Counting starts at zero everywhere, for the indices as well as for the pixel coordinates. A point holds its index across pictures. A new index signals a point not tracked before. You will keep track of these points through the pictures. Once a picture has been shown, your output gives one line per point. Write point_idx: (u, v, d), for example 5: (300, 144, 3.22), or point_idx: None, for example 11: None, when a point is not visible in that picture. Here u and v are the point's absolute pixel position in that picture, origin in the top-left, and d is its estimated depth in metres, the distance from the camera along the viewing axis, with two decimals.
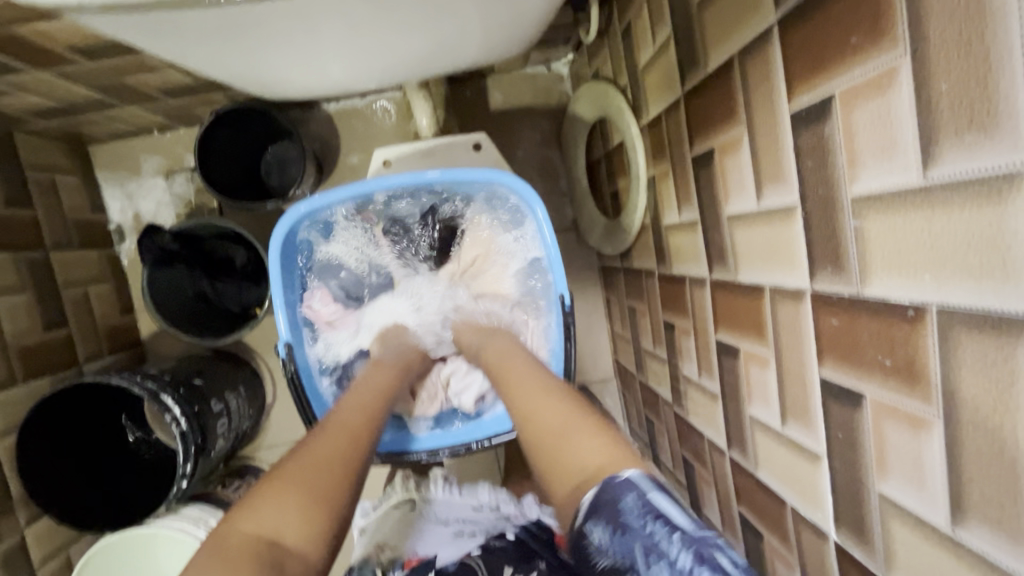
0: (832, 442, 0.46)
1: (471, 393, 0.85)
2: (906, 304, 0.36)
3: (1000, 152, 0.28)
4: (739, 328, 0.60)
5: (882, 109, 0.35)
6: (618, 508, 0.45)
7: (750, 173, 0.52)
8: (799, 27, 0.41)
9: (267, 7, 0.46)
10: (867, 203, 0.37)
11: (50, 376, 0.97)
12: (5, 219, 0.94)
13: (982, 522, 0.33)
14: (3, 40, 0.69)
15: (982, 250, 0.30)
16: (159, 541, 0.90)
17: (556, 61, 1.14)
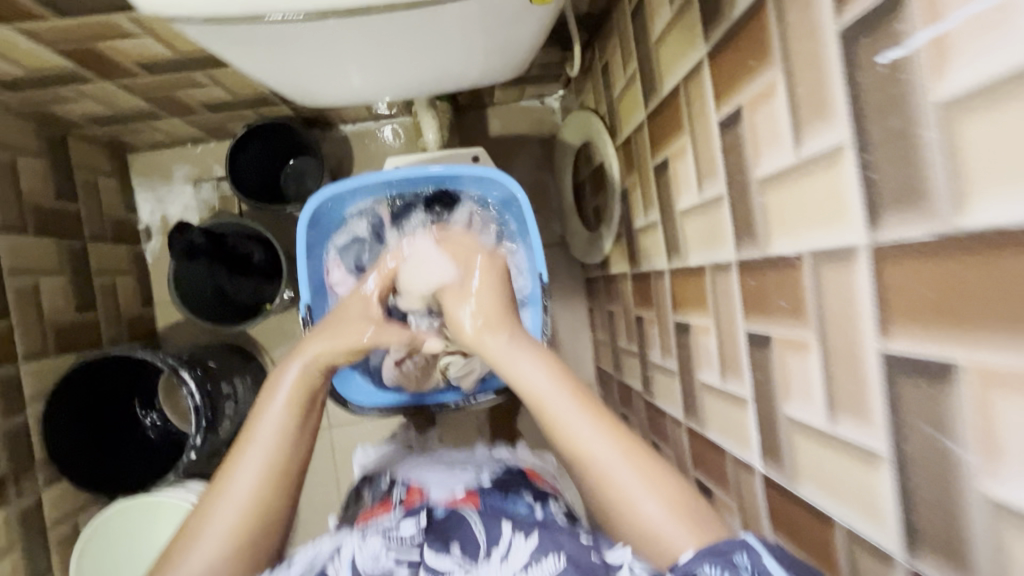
0: (754, 384, 0.56)
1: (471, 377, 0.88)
2: (793, 254, 0.47)
3: (833, 130, 0.40)
4: (691, 305, 0.71)
5: (772, 110, 0.47)
6: (733, 561, 0.41)
7: (695, 172, 0.64)
8: (721, 55, 0.54)
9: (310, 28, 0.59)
10: (766, 182, 0.50)
11: (76, 353, 1.05)
12: (53, 210, 1.05)
13: (845, 414, 0.43)
14: (82, 52, 0.82)
15: (831, 203, 0.41)
16: (167, 513, 0.95)
17: (549, 96, 1.30)
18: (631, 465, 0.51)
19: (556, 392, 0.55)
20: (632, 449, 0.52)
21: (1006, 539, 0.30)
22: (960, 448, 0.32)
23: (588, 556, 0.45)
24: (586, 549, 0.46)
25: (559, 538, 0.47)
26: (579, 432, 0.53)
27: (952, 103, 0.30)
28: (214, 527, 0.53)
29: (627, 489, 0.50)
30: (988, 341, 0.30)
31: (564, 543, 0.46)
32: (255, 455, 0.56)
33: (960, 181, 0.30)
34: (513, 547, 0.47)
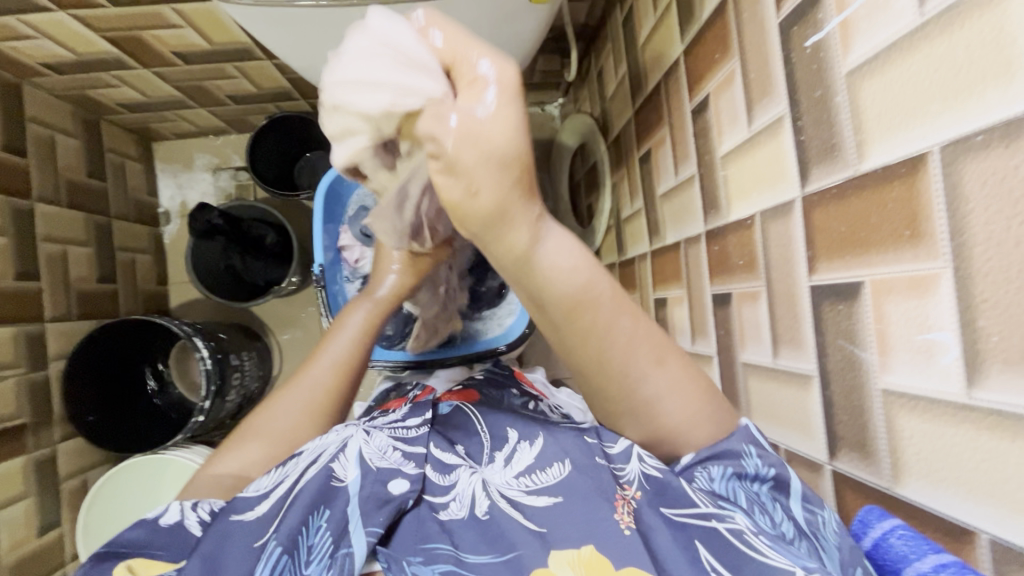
0: (718, 340, 0.63)
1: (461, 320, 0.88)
2: (747, 216, 0.54)
3: (776, 104, 0.47)
4: (669, 280, 0.78)
5: (730, 93, 0.55)
6: (739, 463, 0.43)
7: (672, 158, 0.73)
8: (693, 52, 0.63)
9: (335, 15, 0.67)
10: (728, 156, 0.57)
11: (95, 320, 1.12)
12: (84, 186, 1.13)
13: (786, 349, 0.49)
14: (127, 39, 0.92)
15: (774, 167, 0.49)
16: (174, 472, 1.00)
17: (549, 104, 1.39)
18: (663, 370, 0.44)
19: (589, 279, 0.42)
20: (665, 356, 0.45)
21: (898, 420, 0.37)
22: (864, 353, 0.39)
23: (594, 458, 0.48)
24: (589, 452, 0.49)
25: (565, 441, 0.50)
26: (617, 350, 0.43)
27: (855, 72, 0.38)
28: (284, 412, 0.57)
29: (659, 399, 0.45)
30: (882, 258, 0.37)
31: (572, 450, 0.49)
32: (335, 348, 0.63)
33: (861, 133, 0.38)
34: (517, 451, 0.52)
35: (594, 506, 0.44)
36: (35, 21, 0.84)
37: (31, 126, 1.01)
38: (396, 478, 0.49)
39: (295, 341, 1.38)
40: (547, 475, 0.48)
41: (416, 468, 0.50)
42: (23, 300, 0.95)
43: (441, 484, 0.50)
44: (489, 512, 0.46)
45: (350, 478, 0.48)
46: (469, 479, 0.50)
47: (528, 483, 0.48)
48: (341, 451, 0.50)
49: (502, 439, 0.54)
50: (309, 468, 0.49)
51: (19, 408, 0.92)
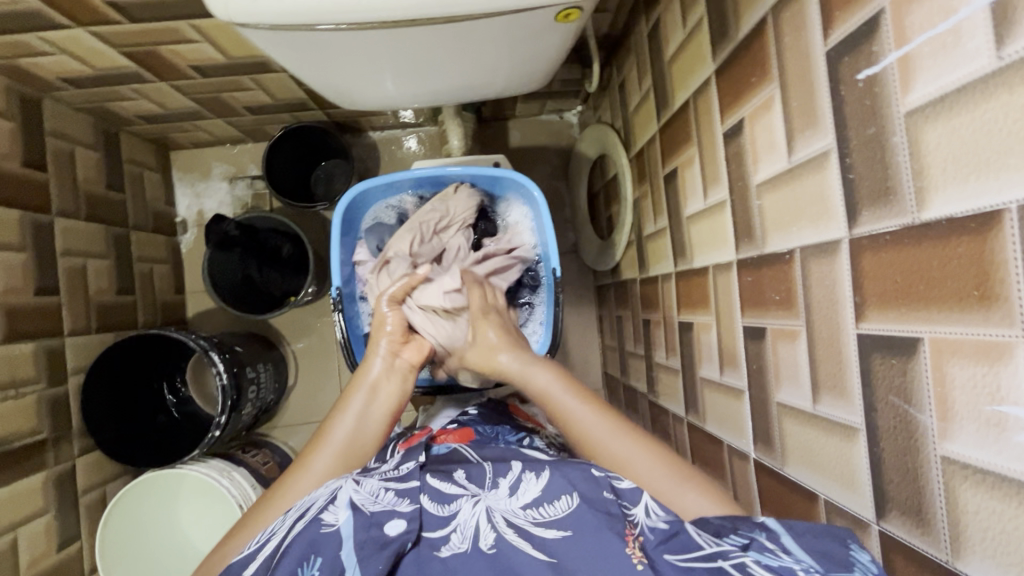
0: (749, 374, 0.60)
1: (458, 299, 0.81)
2: (784, 250, 0.52)
3: (821, 137, 0.44)
4: (695, 305, 0.75)
5: (768, 121, 0.52)
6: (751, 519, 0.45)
7: (700, 180, 0.70)
8: (726, 72, 0.60)
9: (354, 34, 0.65)
10: (764, 186, 0.54)
11: (114, 332, 1.12)
12: (104, 198, 1.13)
13: (828, 394, 0.46)
14: (145, 55, 0.91)
15: (817, 203, 0.46)
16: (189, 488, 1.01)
17: (568, 111, 1.36)
18: (629, 437, 0.57)
19: (551, 385, 0.63)
20: (626, 423, 0.59)
21: (959, 492, 0.34)
22: (922, 415, 0.37)
23: (601, 492, 0.49)
24: (597, 487, 0.50)
25: (571, 474, 0.51)
26: (590, 424, 0.59)
27: (915, 113, 0.35)
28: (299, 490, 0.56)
29: (635, 457, 0.56)
30: (945, 316, 0.34)
31: (578, 484, 0.50)
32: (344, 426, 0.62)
33: (921, 179, 0.35)
34: (522, 481, 0.52)
35: (605, 540, 0.44)
36: (53, 38, 0.83)
37: (51, 141, 1.02)
38: (393, 518, 0.47)
39: (311, 351, 1.38)
40: (555, 509, 0.48)
41: (411, 505, 0.49)
42: (43, 315, 0.96)
43: (441, 516, 0.49)
44: (496, 545, 0.45)
45: (340, 521, 0.46)
46: (471, 510, 0.49)
47: (535, 515, 0.48)
48: (331, 501, 0.49)
49: (505, 468, 0.55)
50: (299, 523, 0.47)
51: (40, 424, 0.92)
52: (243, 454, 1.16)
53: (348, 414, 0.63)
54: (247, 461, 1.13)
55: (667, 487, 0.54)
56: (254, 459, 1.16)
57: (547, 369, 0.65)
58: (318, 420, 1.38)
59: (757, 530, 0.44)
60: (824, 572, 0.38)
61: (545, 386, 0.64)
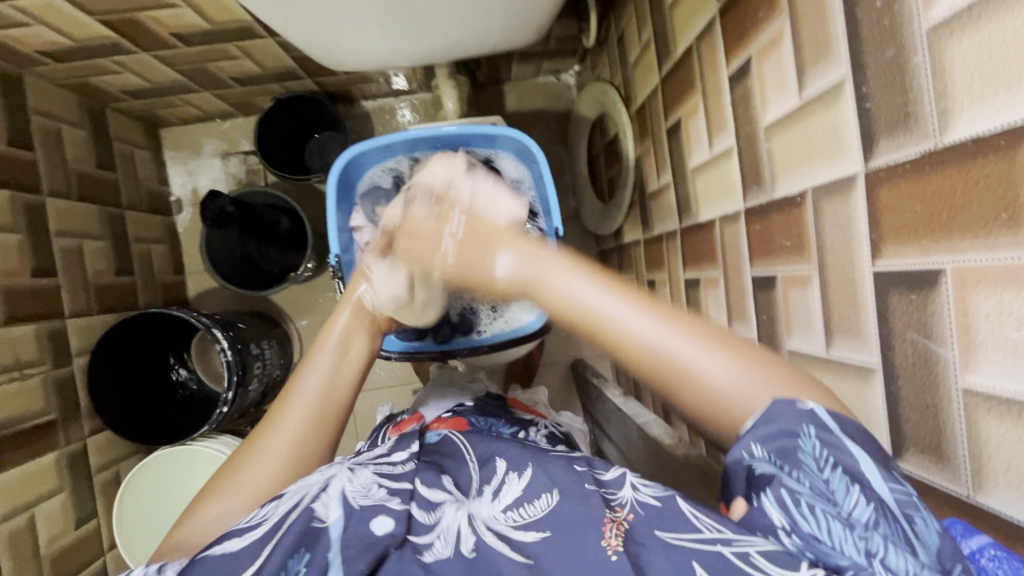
0: (760, 325, 0.59)
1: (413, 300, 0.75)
2: (795, 193, 0.50)
3: (834, 69, 0.42)
4: (701, 261, 0.74)
5: (778, 57, 0.50)
6: (795, 444, 0.37)
7: (705, 129, 0.68)
8: (732, 9, 0.57)
9: None
10: (773, 127, 0.52)
11: (116, 313, 1.12)
12: (95, 177, 1.11)
13: (843, 337, 0.45)
14: (125, 23, 0.88)
15: (832, 140, 0.44)
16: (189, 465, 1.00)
17: (565, 72, 1.32)
18: (690, 335, 0.42)
19: (579, 283, 0.45)
20: (683, 318, 0.43)
21: (982, 426, 0.33)
22: (943, 349, 0.35)
23: (583, 485, 0.48)
24: (579, 479, 0.49)
25: (556, 474, 0.50)
26: (636, 325, 0.42)
27: (939, 29, 0.33)
28: (264, 456, 0.52)
29: (703, 364, 0.41)
30: (969, 242, 0.33)
31: (561, 480, 0.49)
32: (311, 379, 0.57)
33: (945, 100, 0.33)
34: (505, 484, 0.52)
35: (582, 535, 0.43)
36: (26, 7, 0.80)
37: (36, 118, 0.99)
38: (380, 515, 0.46)
39: (315, 327, 1.37)
40: (535, 508, 0.47)
41: (399, 504, 0.48)
42: (41, 297, 0.95)
43: (425, 523, 0.48)
44: (476, 548, 0.44)
45: (331, 518, 0.45)
46: (454, 515, 0.48)
47: (516, 519, 0.47)
48: (323, 490, 0.48)
49: (490, 474, 0.54)
50: (290, 509, 0.45)
51: (47, 405, 0.92)
52: None
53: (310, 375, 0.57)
54: None
55: (737, 388, 0.40)
56: None
57: (590, 280, 0.45)
58: None
59: (802, 460, 0.36)
60: (877, 516, 0.33)
61: (585, 297, 0.44)
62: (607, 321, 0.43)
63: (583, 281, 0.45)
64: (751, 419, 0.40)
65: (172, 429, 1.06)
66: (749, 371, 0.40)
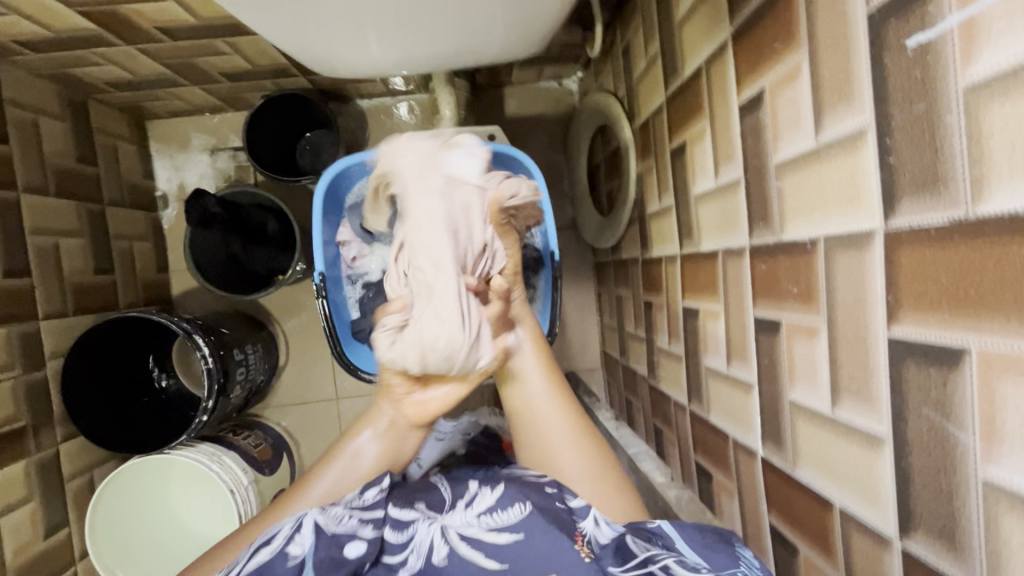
0: (760, 368, 0.56)
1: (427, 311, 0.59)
2: (806, 239, 0.47)
3: (856, 115, 0.39)
4: (701, 291, 0.71)
5: (793, 93, 0.47)
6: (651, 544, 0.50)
7: (711, 157, 0.65)
8: (746, 37, 0.54)
9: None
10: (784, 167, 0.49)
11: (94, 314, 1.08)
12: (74, 172, 1.07)
13: (850, 398, 0.43)
14: (107, 16, 0.83)
15: (849, 190, 0.41)
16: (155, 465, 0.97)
17: (567, 78, 1.28)
18: (570, 436, 0.64)
19: (540, 385, 0.66)
20: (569, 404, 0.66)
21: (1001, 521, 0.31)
22: (963, 434, 0.33)
23: (553, 503, 0.56)
24: (547, 497, 0.57)
25: (526, 491, 0.57)
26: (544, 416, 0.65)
27: (979, 89, 0.30)
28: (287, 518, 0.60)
29: (559, 445, 0.64)
30: (1000, 324, 0.30)
31: (531, 494, 0.56)
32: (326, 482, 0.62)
33: (981, 166, 0.31)
34: (478, 496, 0.58)
35: (553, 538, 0.51)
36: None
37: (12, 110, 0.94)
38: (353, 541, 0.51)
39: (301, 330, 1.33)
40: (507, 516, 0.54)
41: (373, 530, 0.52)
42: (14, 298, 0.91)
43: (400, 541, 0.53)
44: (450, 556, 0.52)
45: (304, 549, 0.49)
46: (428, 528, 0.54)
47: (489, 522, 0.55)
48: (296, 530, 0.50)
49: (462, 491, 0.60)
50: (263, 551, 0.49)
51: (17, 411, 0.89)
52: (234, 437, 1.13)
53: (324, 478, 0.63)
54: (239, 445, 1.11)
55: (575, 482, 0.62)
56: (245, 441, 1.13)
57: (545, 379, 0.66)
58: (310, 400, 1.34)
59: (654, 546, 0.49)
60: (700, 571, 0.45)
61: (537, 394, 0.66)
62: (533, 403, 0.66)
63: (540, 373, 0.67)
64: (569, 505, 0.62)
65: (149, 438, 1.03)
66: (592, 474, 0.62)
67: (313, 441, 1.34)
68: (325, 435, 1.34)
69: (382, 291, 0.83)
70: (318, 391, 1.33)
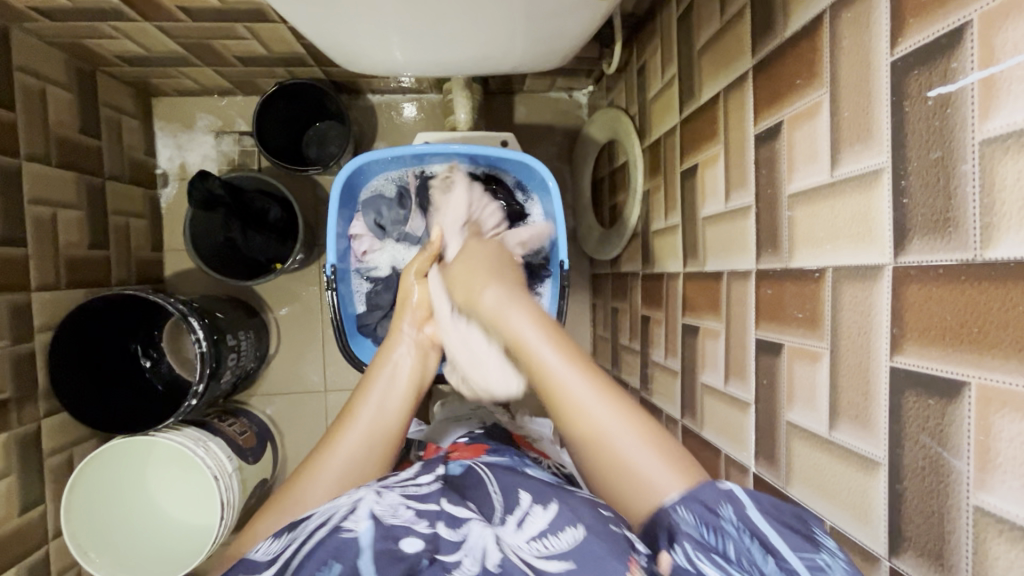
0: (758, 389, 0.59)
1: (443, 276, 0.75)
2: (814, 267, 0.49)
3: (873, 155, 0.42)
4: (703, 309, 0.73)
5: (812, 128, 0.49)
6: (716, 510, 0.44)
7: (722, 181, 0.67)
8: (767, 71, 0.57)
9: None
10: (797, 197, 0.52)
11: (86, 289, 1.06)
12: (77, 144, 1.05)
13: (847, 422, 0.45)
14: None
15: (861, 226, 0.43)
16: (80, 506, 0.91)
17: (578, 90, 1.30)
18: (589, 384, 0.55)
19: (542, 342, 0.58)
20: (575, 359, 0.57)
21: (989, 545, 0.34)
22: (957, 461, 0.36)
23: (607, 525, 0.46)
24: (602, 514, 0.48)
25: (580, 510, 0.49)
26: (550, 360, 0.57)
27: (994, 143, 0.33)
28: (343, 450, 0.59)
29: (611, 430, 0.53)
30: (999, 362, 0.33)
31: (583, 513, 0.48)
32: (369, 416, 0.62)
33: (991, 215, 0.33)
34: (528, 516, 0.51)
35: (607, 563, 0.42)
36: None
37: (20, 77, 0.92)
38: (410, 536, 0.46)
39: (295, 320, 1.32)
40: (560, 540, 0.46)
41: (428, 527, 0.48)
42: (7, 267, 0.89)
43: (453, 540, 0.47)
44: (502, 564, 0.44)
45: (360, 530, 0.46)
46: (481, 531, 0.48)
47: (540, 548, 0.46)
48: (352, 512, 0.48)
49: (513, 504, 0.53)
50: (319, 530, 0.46)
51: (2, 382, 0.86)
52: (219, 422, 1.12)
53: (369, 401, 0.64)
54: (226, 431, 1.09)
55: (609, 427, 0.53)
56: (231, 428, 1.12)
57: (541, 329, 0.59)
58: (298, 391, 1.33)
59: (723, 527, 0.43)
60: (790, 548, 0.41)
61: (529, 335, 0.59)
62: (552, 374, 0.56)
63: (532, 327, 0.59)
64: (606, 448, 0.53)
65: (136, 420, 1.00)
66: (627, 426, 0.53)
67: (299, 432, 1.33)
68: (310, 427, 1.33)
69: (389, 287, 0.84)
70: (307, 382, 1.33)
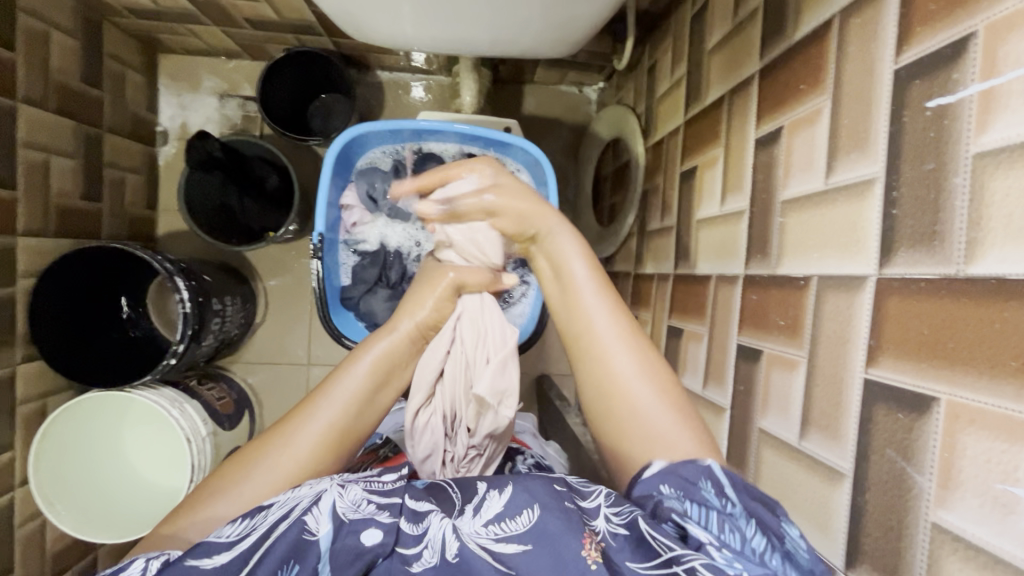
0: (734, 395, 0.58)
1: (471, 331, 0.66)
2: (800, 275, 0.48)
3: (868, 164, 0.41)
4: (688, 313, 0.73)
5: (810, 136, 0.49)
6: (695, 484, 0.42)
7: (720, 184, 0.66)
8: (772, 76, 0.56)
9: None
10: (790, 204, 0.51)
11: (74, 240, 1.05)
12: (77, 92, 1.03)
13: (818, 432, 0.44)
14: None
15: (849, 236, 0.43)
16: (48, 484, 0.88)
17: (588, 86, 1.29)
18: (651, 376, 0.51)
19: (597, 303, 0.55)
20: (644, 348, 0.53)
21: (945, 563, 0.33)
22: (920, 477, 0.35)
23: (562, 500, 0.46)
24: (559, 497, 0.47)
25: (535, 489, 0.48)
26: (617, 352, 0.52)
27: (988, 156, 0.32)
28: (310, 431, 0.53)
29: (658, 424, 0.48)
30: (970, 380, 0.32)
31: (541, 497, 0.47)
32: (335, 406, 0.55)
33: (977, 230, 0.33)
34: (486, 500, 0.49)
35: (563, 544, 0.42)
36: None
37: (24, 19, 0.91)
38: (370, 528, 0.44)
39: (284, 291, 1.31)
40: (515, 524, 0.45)
41: (390, 517, 0.45)
42: None
43: (414, 532, 0.45)
44: (460, 554, 0.43)
45: (322, 532, 0.43)
46: (441, 522, 0.45)
47: (496, 532, 0.45)
48: (314, 504, 0.44)
49: (472, 492, 0.51)
50: (281, 522, 0.43)
51: None
52: (197, 385, 1.11)
53: (345, 389, 0.56)
54: (201, 394, 1.08)
55: (647, 404, 0.49)
56: (209, 392, 1.11)
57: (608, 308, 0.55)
58: (280, 361, 1.32)
59: (705, 498, 0.40)
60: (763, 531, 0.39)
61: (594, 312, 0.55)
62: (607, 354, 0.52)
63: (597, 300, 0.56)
64: (622, 396, 0.50)
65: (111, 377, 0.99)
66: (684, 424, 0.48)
67: (277, 402, 1.33)
68: (289, 398, 1.33)
69: (375, 262, 0.83)
70: (291, 354, 1.32)
